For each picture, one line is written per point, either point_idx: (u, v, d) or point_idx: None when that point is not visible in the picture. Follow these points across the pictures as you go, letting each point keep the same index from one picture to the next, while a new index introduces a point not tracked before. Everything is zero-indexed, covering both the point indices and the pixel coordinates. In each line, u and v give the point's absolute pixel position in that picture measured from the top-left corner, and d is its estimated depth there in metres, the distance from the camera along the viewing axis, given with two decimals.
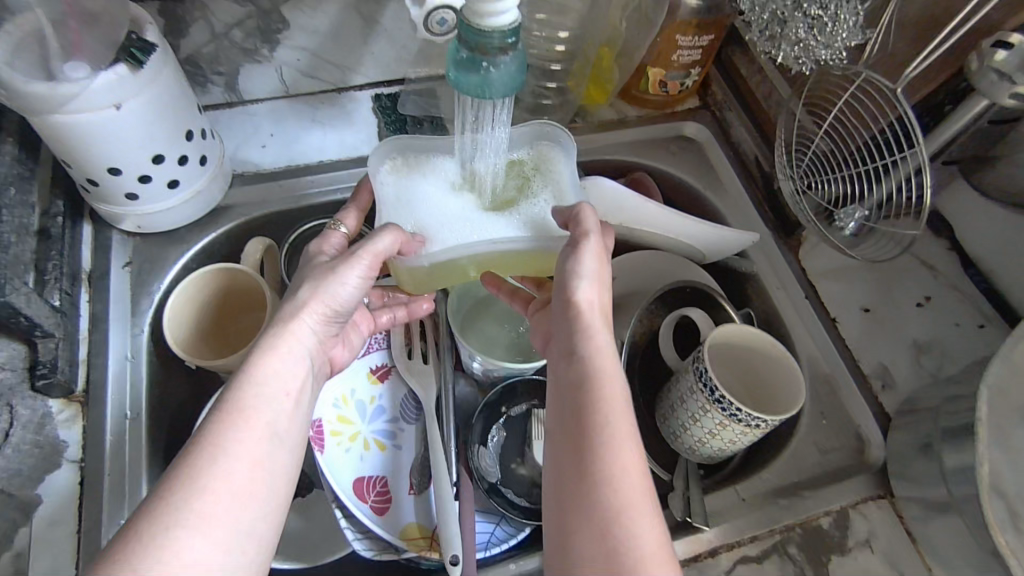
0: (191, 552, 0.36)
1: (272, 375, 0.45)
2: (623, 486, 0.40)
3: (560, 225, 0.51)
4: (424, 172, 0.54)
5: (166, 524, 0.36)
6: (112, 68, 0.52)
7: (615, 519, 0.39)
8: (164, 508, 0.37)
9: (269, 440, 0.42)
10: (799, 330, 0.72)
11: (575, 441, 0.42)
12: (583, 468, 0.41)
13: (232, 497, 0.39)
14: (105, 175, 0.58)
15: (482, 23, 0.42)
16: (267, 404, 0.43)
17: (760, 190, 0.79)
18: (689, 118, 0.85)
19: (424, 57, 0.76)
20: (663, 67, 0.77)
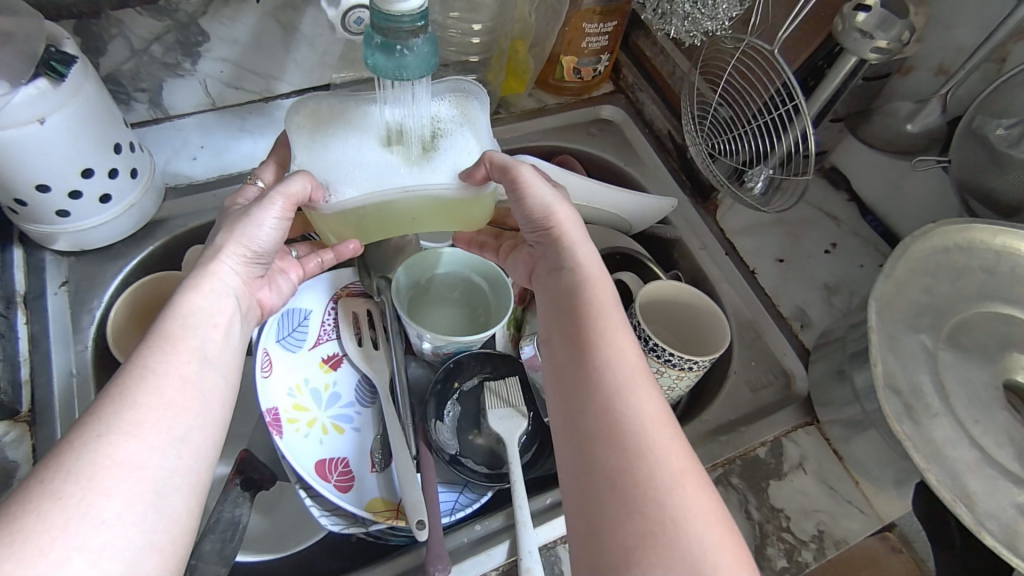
0: (123, 453, 0.37)
1: (196, 310, 0.47)
2: (622, 364, 0.47)
3: (472, 176, 0.53)
4: (338, 127, 0.56)
5: (98, 431, 0.37)
6: (32, 82, 0.53)
7: (618, 392, 0.45)
8: (95, 421, 0.38)
9: (196, 360, 0.44)
10: (724, 284, 0.78)
11: (574, 340, 0.49)
12: (582, 357, 0.48)
13: (167, 407, 0.40)
14: (34, 192, 0.59)
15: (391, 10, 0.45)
16: (197, 333, 0.45)
17: (676, 161, 0.87)
18: (605, 101, 0.91)
19: (347, 61, 0.79)
20: (575, 55, 0.83)
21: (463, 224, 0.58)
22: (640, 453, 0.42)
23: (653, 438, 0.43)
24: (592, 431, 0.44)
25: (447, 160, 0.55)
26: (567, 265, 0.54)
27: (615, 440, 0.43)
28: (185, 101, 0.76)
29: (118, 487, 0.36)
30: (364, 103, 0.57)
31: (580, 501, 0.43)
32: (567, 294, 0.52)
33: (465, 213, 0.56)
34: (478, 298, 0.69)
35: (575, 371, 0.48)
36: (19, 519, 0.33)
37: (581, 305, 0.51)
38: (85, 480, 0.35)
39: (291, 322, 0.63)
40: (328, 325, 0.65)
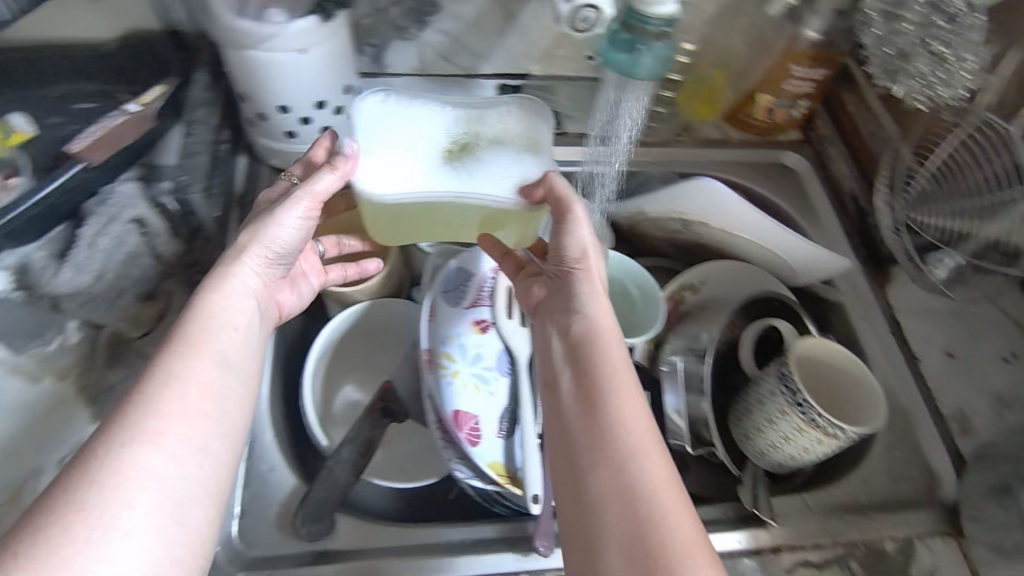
0: (147, 464, 0.43)
1: (219, 312, 0.53)
2: (625, 425, 0.49)
3: (524, 194, 0.58)
4: (398, 121, 0.60)
5: (123, 442, 0.43)
6: (305, 18, 0.60)
7: (622, 453, 0.48)
8: (118, 433, 0.43)
9: (213, 368, 0.49)
10: (880, 362, 0.73)
11: (581, 400, 0.52)
12: (592, 415, 0.50)
13: (185, 416, 0.46)
14: (275, 111, 0.67)
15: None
16: (219, 342, 0.51)
17: (853, 223, 0.82)
18: (789, 148, 0.88)
19: (549, 57, 0.84)
20: (773, 94, 0.81)
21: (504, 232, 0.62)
22: (640, 514, 0.44)
23: (654, 499, 0.45)
24: (600, 492, 0.46)
25: (507, 172, 0.59)
26: (581, 315, 0.57)
27: (616, 500, 0.46)
28: (398, 57, 0.82)
29: (138, 500, 0.41)
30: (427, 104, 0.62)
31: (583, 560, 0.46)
32: (577, 348, 0.56)
33: (510, 224, 0.61)
34: (619, 309, 0.72)
35: (578, 432, 0.50)
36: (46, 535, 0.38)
37: (591, 362, 0.54)
38: (109, 492, 0.40)
39: (456, 280, 0.68)
40: (485, 292, 0.68)
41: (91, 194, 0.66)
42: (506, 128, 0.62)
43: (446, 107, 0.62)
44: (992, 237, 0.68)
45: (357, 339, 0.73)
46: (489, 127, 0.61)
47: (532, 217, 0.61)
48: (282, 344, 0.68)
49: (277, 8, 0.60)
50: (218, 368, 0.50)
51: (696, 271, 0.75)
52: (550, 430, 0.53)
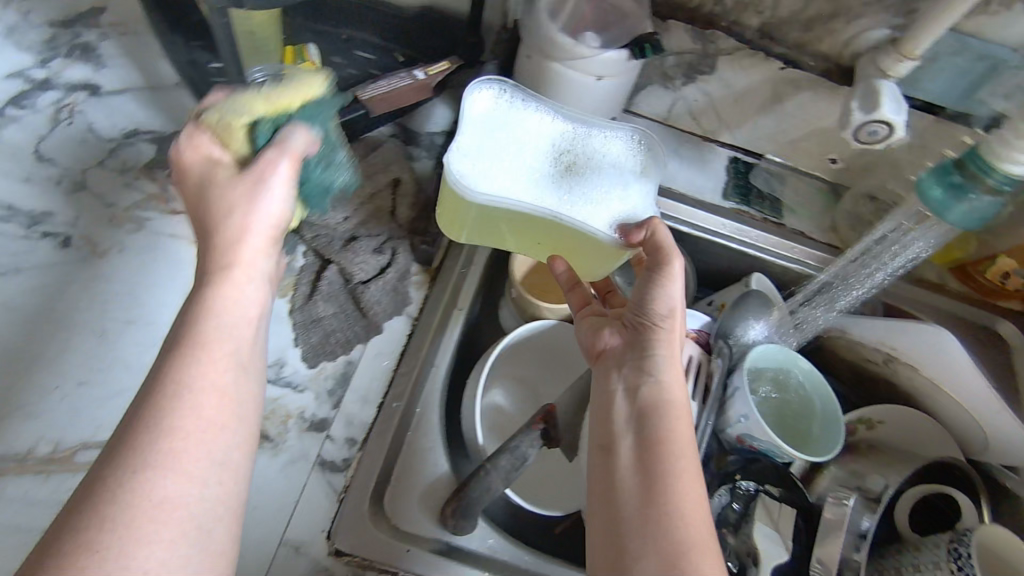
0: (162, 489, 0.39)
1: (227, 307, 0.48)
2: (686, 518, 0.49)
3: (619, 234, 0.63)
4: (509, 120, 0.65)
5: (137, 464, 0.39)
6: (618, 50, 0.63)
7: (676, 538, 0.47)
8: (129, 458, 0.39)
9: (232, 372, 0.45)
10: None
11: (636, 479, 0.51)
12: (652, 497, 0.50)
13: (208, 426, 0.42)
14: None
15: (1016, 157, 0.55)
16: (254, 222, 0.50)
17: None
18: (1009, 318, 0.83)
19: (797, 146, 0.82)
20: (1019, 261, 0.76)
21: (580, 259, 0.67)
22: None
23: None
24: None
25: (604, 205, 0.64)
26: (653, 379, 0.57)
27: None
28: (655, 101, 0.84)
29: (155, 527, 0.38)
30: (541, 108, 0.66)
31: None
32: (643, 417, 0.55)
33: (590, 255, 0.66)
34: (793, 416, 0.70)
35: (629, 512, 0.49)
36: (77, 535, 0.37)
37: (655, 438, 0.53)
38: (123, 525, 0.37)
39: None
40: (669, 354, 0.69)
41: (354, 138, 0.71)
42: (609, 158, 0.67)
43: (555, 117, 0.67)
44: None
45: (527, 347, 0.74)
46: (593, 154, 0.67)
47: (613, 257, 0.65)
48: (467, 332, 0.71)
49: (594, 35, 0.64)
50: (255, 276, 0.49)
51: (884, 412, 0.71)
52: (595, 496, 0.52)
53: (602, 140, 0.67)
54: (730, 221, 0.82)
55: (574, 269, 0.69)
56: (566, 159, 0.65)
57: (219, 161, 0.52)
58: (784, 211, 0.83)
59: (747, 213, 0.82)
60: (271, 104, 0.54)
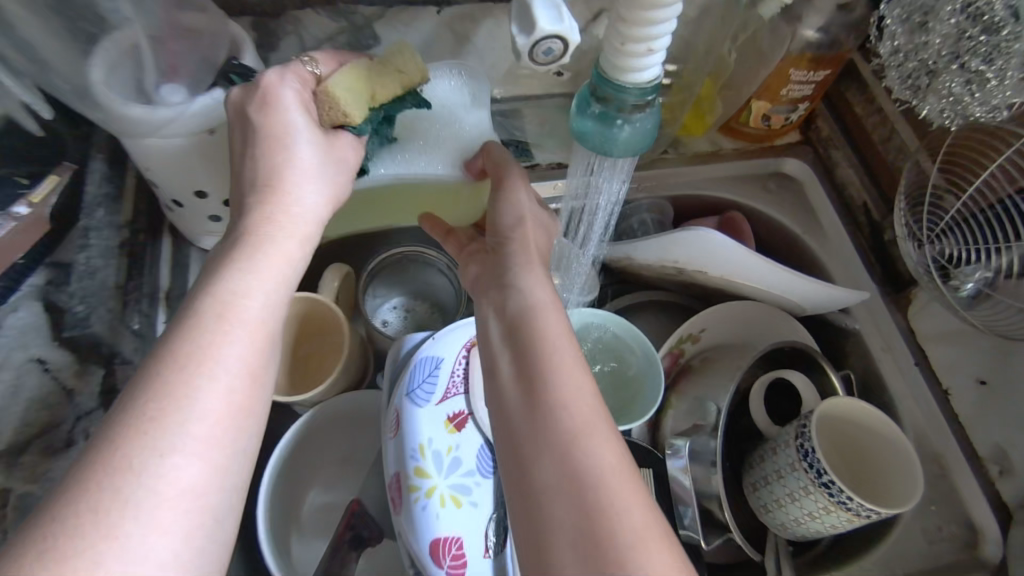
0: (181, 479, 0.36)
1: (243, 290, 0.43)
2: (571, 406, 0.43)
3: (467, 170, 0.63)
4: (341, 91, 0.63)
5: (158, 450, 0.36)
6: (209, 93, 0.50)
7: (571, 446, 0.41)
8: (122, 443, 0.35)
9: (219, 373, 0.39)
10: (903, 395, 0.66)
11: (523, 400, 0.44)
12: (536, 395, 0.44)
13: (209, 416, 0.38)
14: (191, 198, 0.57)
15: (633, 44, 0.35)
16: (271, 276, 0.45)
17: (866, 239, 0.73)
18: (790, 153, 0.79)
19: (513, 77, 0.73)
20: (770, 101, 0.72)
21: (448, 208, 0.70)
22: (598, 524, 0.38)
23: (611, 508, 0.38)
24: (547, 489, 0.40)
25: (445, 147, 0.64)
26: (518, 291, 0.51)
27: (578, 501, 0.39)
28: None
29: (164, 516, 0.35)
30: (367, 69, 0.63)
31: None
32: (512, 329, 0.48)
33: (451, 197, 0.68)
34: (617, 370, 0.64)
35: (517, 419, 0.44)
36: (84, 504, 0.33)
37: (528, 339, 0.47)
38: (139, 515, 0.34)
39: (420, 374, 0.59)
40: (459, 377, 0.60)
41: None
42: (440, 98, 0.64)
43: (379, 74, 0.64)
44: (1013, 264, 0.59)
45: (317, 435, 0.65)
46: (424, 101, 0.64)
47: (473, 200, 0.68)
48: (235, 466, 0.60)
49: (177, 84, 0.51)
50: (257, 326, 0.42)
51: (698, 321, 0.66)
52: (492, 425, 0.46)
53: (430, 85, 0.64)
54: None
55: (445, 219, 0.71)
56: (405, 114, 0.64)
57: (289, 126, 0.49)
58: (531, 150, 0.75)
59: None
60: (408, 84, 0.55)
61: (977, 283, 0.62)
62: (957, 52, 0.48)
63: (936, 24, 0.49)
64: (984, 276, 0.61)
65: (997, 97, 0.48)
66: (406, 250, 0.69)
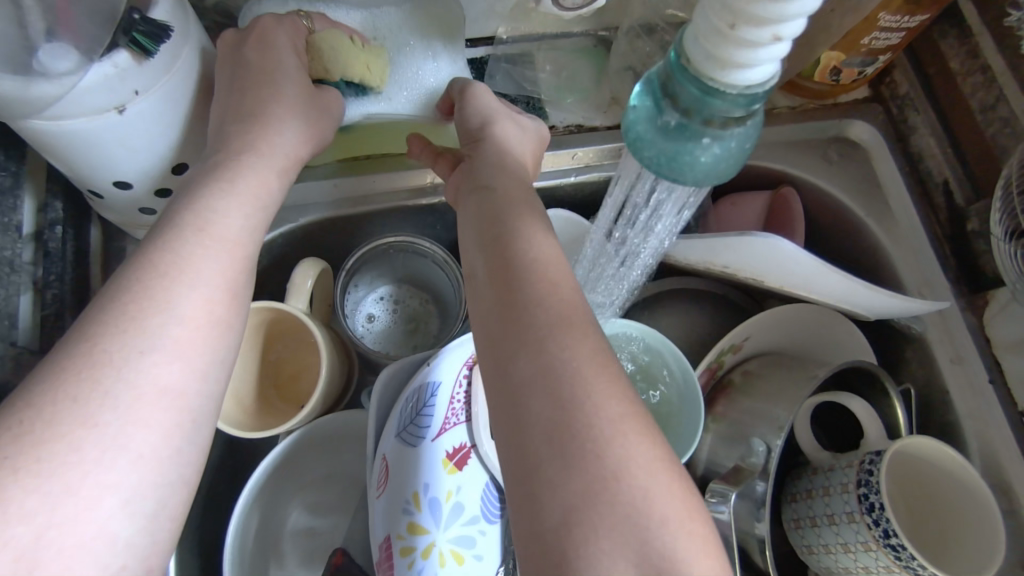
0: (137, 393, 0.33)
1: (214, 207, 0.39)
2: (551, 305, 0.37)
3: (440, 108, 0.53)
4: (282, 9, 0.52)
5: (110, 364, 0.33)
6: (110, 56, 0.36)
7: (542, 331, 0.35)
8: (71, 357, 0.33)
9: (187, 284, 0.36)
10: (972, 415, 0.57)
11: (491, 286, 0.38)
12: (508, 293, 0.37)
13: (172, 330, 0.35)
14: (111, 188, 0.44)
15: (750, 27, 0.22)
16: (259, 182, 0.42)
17: (942, 223, 0.62)
18: (857, 112, 0.65)
19: (524, 14, 0.57)
20: (845, 52, 0.57)
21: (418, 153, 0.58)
22: (571, 406, 0.33)
23: (584, 388, 0.34)
24: (523, 394, 0.34)
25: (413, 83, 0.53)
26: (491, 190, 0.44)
27: (551, 390, 0.33)
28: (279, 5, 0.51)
29: (112, 432, 0.32)
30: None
31: (514, 476, 0.33)
32: (486, 228, 0.41)
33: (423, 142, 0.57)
34: (649, 395, 0.54)
35: (494, 324, 0.37)
36: (60, 391, 0.32)
37: (504, 238, 0.40)
38: (97, 430, 0.31)
39: (411, 407, 0.48)
40: (458, 403, 0.50)
41: None
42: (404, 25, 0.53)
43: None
44: None
45: (298, 457, 0.55)
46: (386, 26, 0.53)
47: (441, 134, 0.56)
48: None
49: (58, 44, 0.35)
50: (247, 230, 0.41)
51: (745, 329, 0.56)
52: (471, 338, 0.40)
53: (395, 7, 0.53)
54: None
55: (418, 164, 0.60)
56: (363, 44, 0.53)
57: (280, 64, 0.46)
58: (545, 108, 0.61)
59: None
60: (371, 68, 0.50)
61: None
62: None
63: None
64: None
65: None
66: (395, 240, 0.57)
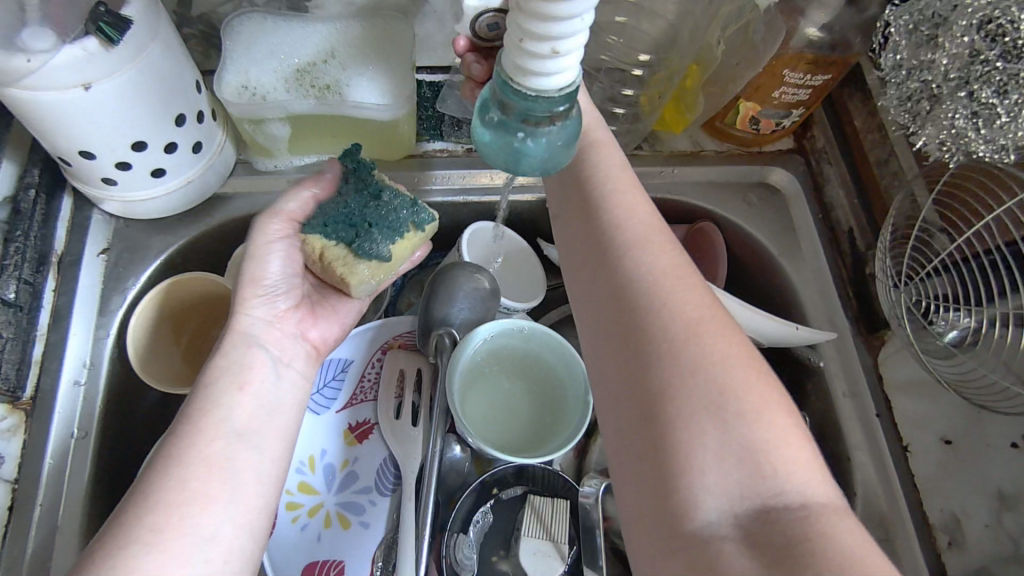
0: (184, 509, 0.37)
1: (238, 356, 0.45)
2: (652, 271, 0.39)
3: (381, 113, 0.58)
4: (256, 33, 0.58)
5: (160, 478, 0.37)
6: (80, 41, 0.43)
7: (641, 284, 0.39)
8: (173, 468, 0.38)
9: (232, 418, 0.41)
10: (860, 450, 0.60)
11: (596, 271, 0.41)
12: (608, 243, 0.41)
13: (206, 455, 0.39)
14: (78, 157, 0.50)
15: (532, 43, 0.28)
16: (317, 330, 0.52)
17: (846, 267, 0.66)
18: (778, 162, 0.71)
19: None
20: (759, 103, 0.63)
21: (378, 151, 0.64)
22: (706, 380, 0.35)
23: (710, 360, 0.35)
24: (651, 353, 0.36)
25: (352, 92, 0.57)
26: (606, 180, 0.44)
27: (678, 377, 0.35)
28: (248, 25, 0.58)
29: (169, 534, 0.36)
30: (282, 22, 0.59)
31: (640, 444, 0.35)
32: (577, 189, 0.44)
33: (369, 138, 0.62)
34: (543, 390, 0.57)
35: (598, 270, 0.41)
36: (166, 502, 0.36)
37: (589, 197, 0.44)
38: (177, 512, 0.36)
39: (323, 379, 0.55)
40: (368, 382, 0.56)
41: None
42: (347, 50, 0.59)
43: (295, 30, 0.59)
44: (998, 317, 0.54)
45: None
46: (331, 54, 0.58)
47: (394, 262, 0.52)
48: (109, 460, 0.54)
49: (38, 26, 0.43)
50: (302, 361, 0.49)
51: None
52: (574, 284, 0.43)
53: (339, 37, 0.59)
54: (425, 171, 0.65)
55: (375, 157, 0.64)
56: (313, 61, 0.58)
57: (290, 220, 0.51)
58: None
59: (445, 151, 0.66)
60: None
61: (959, 329, 0.57)
62: (965, 77, 0.40)
63: (945, 40, 0.40)
64: (968, 321, 0.56)
65: (1005, 138, 0.41)
66: None
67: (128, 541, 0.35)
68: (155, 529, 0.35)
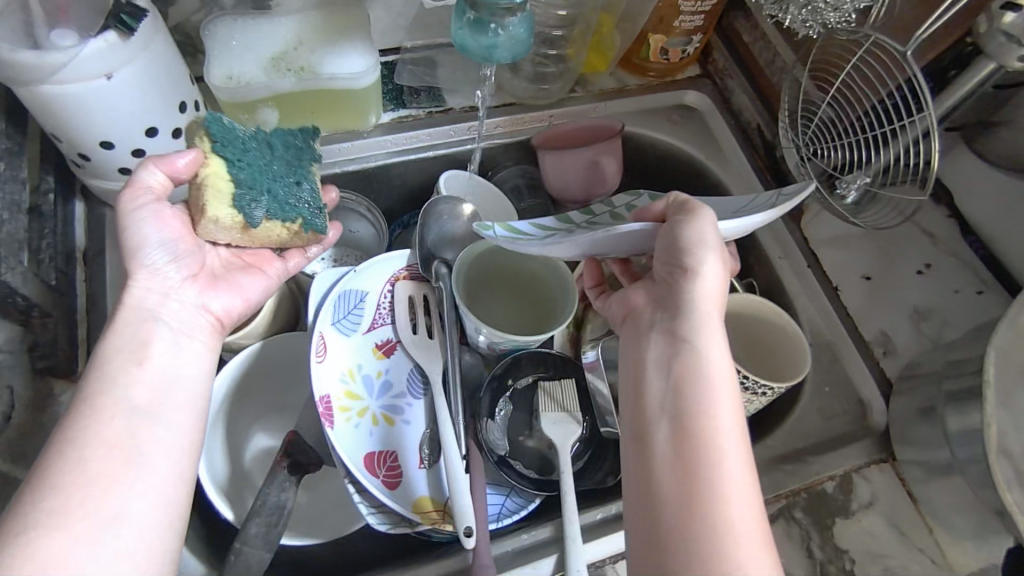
0: (88, 496, 0.39)
1: (133, 334, 0.47)
2: (708, 435, 0.41)
3: (354, 81, 0.67)
4: (230, 31, 0.66)
5: (63, 462, 0.40)
6: (101, 34, 0.50)
7: (690, 438, 0.41)
8: (64, 463, 0.40)
9: (129, 403, 0.44)
10: (801, 297, 0.72)
11: (662, 360, 0.45)
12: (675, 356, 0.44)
13: (108, 440, 0.42)
14: (97, 149, 0.57)
15: None
16: (217, 303, 0.53)
17: (761, 156, 0.79)
18: (691, 86, 0.83)
19: (420, 26, 0.77)
20: (665, 34, 0.76)
21: (354, 120, 0.72)
22: (714, 553, 0.37)
23: (729, 538, 0.38)
24: (676, 512, 0.39)
25: (325, 66, 0.67)
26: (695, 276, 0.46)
27: (704, 521, 0.38)
28: (222, 26, 0.66)
29: (69, 509, 0.39)
30: (252, 19, 0.67)
31: (643, 497, 0.41)
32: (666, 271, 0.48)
33: (347, 107, 0.70)
34: (535, 308, 0.66)
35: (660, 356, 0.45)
36: (66, 488, 0.39)
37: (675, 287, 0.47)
38: (78, 496, 0.39)
39: (345, 308, 0.62)
40: (384, 309, 0.64)
41: None
42: (312, 32, 0.67)
43: (264, 24, 0.67)
44: (888, 163, 0.66)
45: (254, 378, 0.66)
46: (300, 39, 0.67)
47: (260, 235, 0.57)
48: None
49: (62, 29, 0.50)
50: (206, 337, 0.51)
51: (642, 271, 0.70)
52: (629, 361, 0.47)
53: (303, 22, 0.68)
54: (396, 135, 0.74)
55: (351, 124, 0.73)
56: (286, 47, 0.67)
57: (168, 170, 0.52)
58: (443, 95, 0.77)
59: (410, 116, 0.76)
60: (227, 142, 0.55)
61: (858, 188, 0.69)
62: None
63: None
64: (863, 178, 0.67)
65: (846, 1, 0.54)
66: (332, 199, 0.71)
67: (24, 527, 0.37)
68: (54, 511, 0.38)
